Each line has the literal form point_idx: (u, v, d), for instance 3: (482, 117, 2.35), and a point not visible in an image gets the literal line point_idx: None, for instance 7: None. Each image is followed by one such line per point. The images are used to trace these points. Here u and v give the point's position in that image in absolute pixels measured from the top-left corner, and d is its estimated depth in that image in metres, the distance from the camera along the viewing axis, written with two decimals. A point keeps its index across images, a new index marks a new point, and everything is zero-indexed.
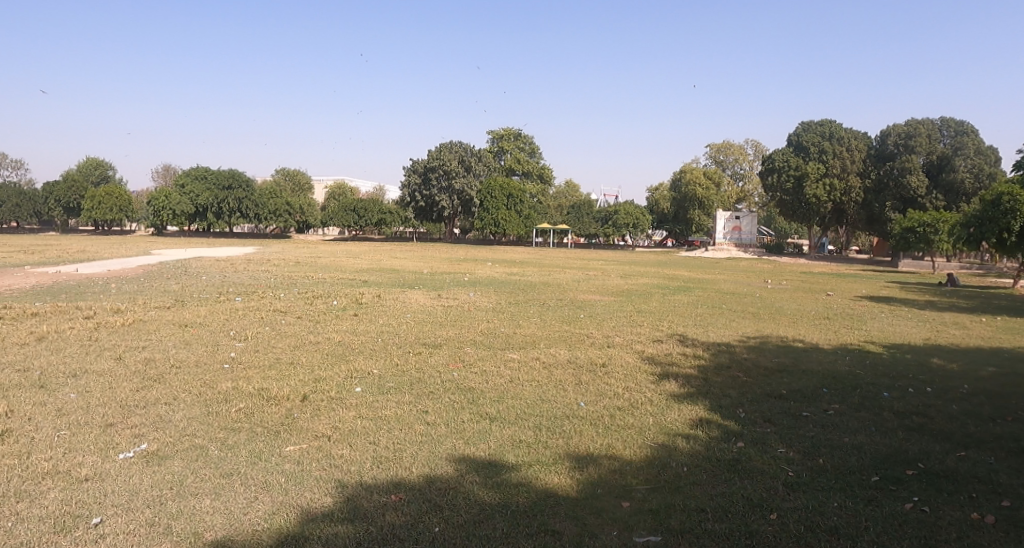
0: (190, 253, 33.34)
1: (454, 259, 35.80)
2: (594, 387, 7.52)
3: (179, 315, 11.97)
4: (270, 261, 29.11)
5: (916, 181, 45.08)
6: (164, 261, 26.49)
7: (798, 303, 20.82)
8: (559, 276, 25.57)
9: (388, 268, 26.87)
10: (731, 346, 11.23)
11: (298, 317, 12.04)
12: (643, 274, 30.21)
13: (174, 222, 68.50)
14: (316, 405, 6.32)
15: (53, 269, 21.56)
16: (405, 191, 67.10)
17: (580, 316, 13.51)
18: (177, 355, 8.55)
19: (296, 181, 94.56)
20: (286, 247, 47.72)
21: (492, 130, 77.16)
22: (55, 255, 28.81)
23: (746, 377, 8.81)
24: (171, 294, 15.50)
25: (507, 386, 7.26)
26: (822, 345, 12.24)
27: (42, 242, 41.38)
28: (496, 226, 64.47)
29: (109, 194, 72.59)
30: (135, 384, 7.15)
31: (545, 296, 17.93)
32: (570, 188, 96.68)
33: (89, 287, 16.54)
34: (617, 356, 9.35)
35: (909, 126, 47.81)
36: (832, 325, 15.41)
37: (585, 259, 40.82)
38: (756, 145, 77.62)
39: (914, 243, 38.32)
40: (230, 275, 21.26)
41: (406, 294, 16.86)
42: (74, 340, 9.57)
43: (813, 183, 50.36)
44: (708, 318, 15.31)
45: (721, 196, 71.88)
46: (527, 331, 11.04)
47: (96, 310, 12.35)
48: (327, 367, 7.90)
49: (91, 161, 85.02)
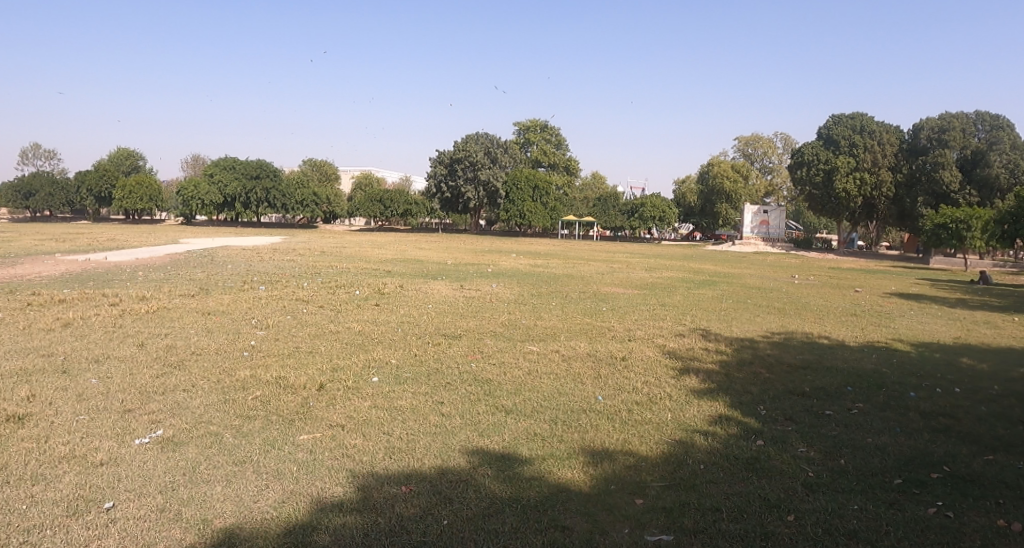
0: (217, 242, 33.78)
1: (477, 250, 35.87)
2: (612, 381, 7.43)
3: (203, 303, 12.10)
4: (294, 251, 29.37)
5: (950, 176, 43.95)
6: (191, 250, 26.84)
7: (826, 299, 20.39)
8: (582, 269, 25.41)
9: (411, 259, 26.93)
10: (755, 342, 11.00)
11: (319, 306, 12.10)
12: (666, 267, 29.90)
13: (203, 211, 70.21)
14: (334, 393, 6.34)
15: (84, 257, 22.00)
16: (430, 183, 67.19)
17: (601, 309, 13.41)
18: (198, 343, 8.64)
19: (322, 172, 95.41)
20: (312, 237, 48.26)
21: (518, 122, 76.90)
22: (86, 243, 29.34)
23: (770, 373, 8.63)
24: (197, 282, 15.71)
25: (524, 378, 7.21)
26: (849, 343, 11.95)
27: (75, 231, 42.13)
28: (523, 218, 65.25)
29: (140, 183, 73.87)
30: (154, 371, 7.21)
31: (567, 288, 17.81)
32: (595, 180, 96.13)
33: (117, 274, 16.86)
34: (638, 350, 9.23)
35: (942, 120, 46.46)
36: (860, 322, 15.05)
37: (609, 252, 40.61)
38: (786, 138, 76.33)
39: (946, 239, 37.36)
40: (254, 264, 21.51)
41: (427, 285, 16.85)
42: (99, 326, 9.73)
43: (843, 177, 49.43)
44: (733, 313, 15.07)
45: (749, 189, 70.88)
46: (547, 323, 10.99)
47: (122, 297, 12.53)
48: (345, 356, 7.91)
49: (122, 151, 86.64)
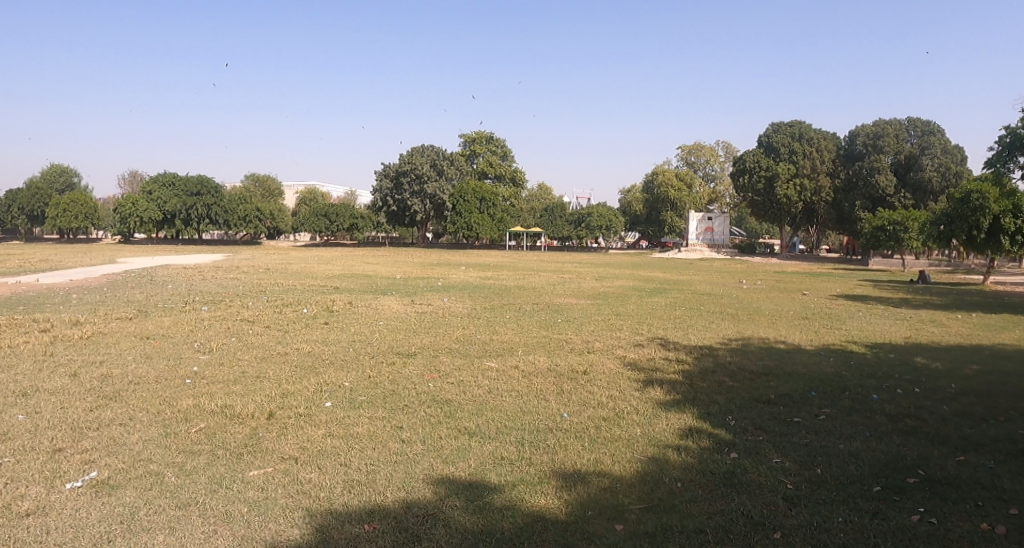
0: (156, 261, 32.38)
1: (427, 264, 35.40)
2: (577, 396, 7.21)
3: (141, 327, 11.38)
4: (238, 269, 28.31)
5: (885, 181, 45.78)
6: (127, 270, 25.57)
7: (775, 303, 20.75)
8: (535, 280, 25.25)
9: (360, 274, 26.28)
10: (714, 350, 10.97)
11: (265, 327, 11.52)
12: (618, 276, 30.06)
13: (142, 229, 67.40)
14: (286, 422, 5.93)
15: (9, 279, 20.60)
16: (377, 196, 66.39)
17: (558, 321, 13.25)
18: (136, 371, 8.02)
19: (265, 187, 93.20)
20: (257, 253, 46.90)
21: (464, 134, 76.67)
22: (12, 265, 27.66)
23: (732, 382, 8.57)
24: (135, 304, 14.87)
25: (486, 397, 6.91)
26: (805, 346, 12.06)
27: (0, 252, 39.82)
28: (469, 230, 64.15)
29: (74, 201, 70.51)
30: (87, 403, 6.62)
31: (522, 300, 17.59)
32: (542, 191, 96.63)
33: (46, 297, 15.82)
34: (599, 363, 9.06)
35: (877, 126, 48.48)
36: (811, 325, 15.29)
37: (561, 262, 40.71)
38: (726, 147, 78.41)
39: (884, 241, 38.73)
40: (196, 284, 20.54)
41: (377, 301, 16.36)
42: (26, 355, 8.97)
43: (784, 183, 50.97)
44: (688, 320, 15.12)
45: (694, 197, 72.40)
46: (505, 338, 10.72)
47: (52, 322, 11.69)
48: (296, 380, 7.46)
49: (55, 167, 82.68)
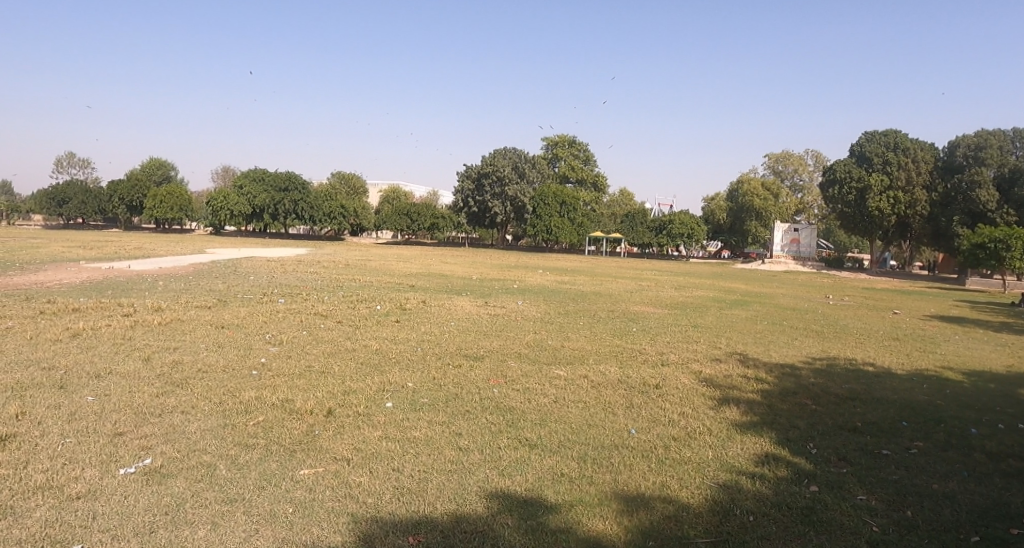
0: (243, 252, 33.90)
1: (503, 265, 35.47)
2: (647, 411, 6.80)
3: (218, 315, 11.77)
4: (319, 263, 29.16)
5: (986, 195, 42.43)
6: (215, 260, 26.80)
7: (864, 321, 19.43)
8: (610, 286, 24.70)
9: (435, 273, 26.54)
10: (797, 369, 10.24)
11: (336, 321, 11.64)
12: (696, 286, 29.06)
13: (232, 222, 70.96)
14: (343, 420, 5.83)
15: (108, 265, 21.94)
16: (458, 197, 67.34)
17: (631, 330, 12.78)
18: (205, 359, 8.20)
19: (351, 185, 96.11)
20: (338, 250, 48.34)
21: (546, 137, 76.68)
22: (113, 251, 29.51)
23: (816, 406, 7.90)
24: (216, 293, 15.47)
25: (550, 407, 6.61)
26: (897, 371, 11.10)
27: (105, 239, 42.71)
28: (549, 234, 64.07)
29: (171, 193, 75.01)
30: (155, 389, 6.78)
31: (595, 306, 17.17)
32: (623, 196, 95.34)
33: (137, 283, 16.69)
34: (673, 376, 8.58)
35: (978, 137, 45.13)
36: (903, 347, 14.16)
37: (639, 269, 39.89)
38: (817, 155, 74.87)
39: (983, 260, 35.80)
40: (277, 276, 21.27)
41: (450, 301, 16.36)
42: (107, 338, 9.38)
43: (876, 196, 48.10)
44: (770, 335, 14.28)
45: (780, 207, 69.53)
46: (575, 344, 10.39)
47: (136, 307, 12.27)
48: (358, 377, 7.40)
49: (155, 161, 88.28)
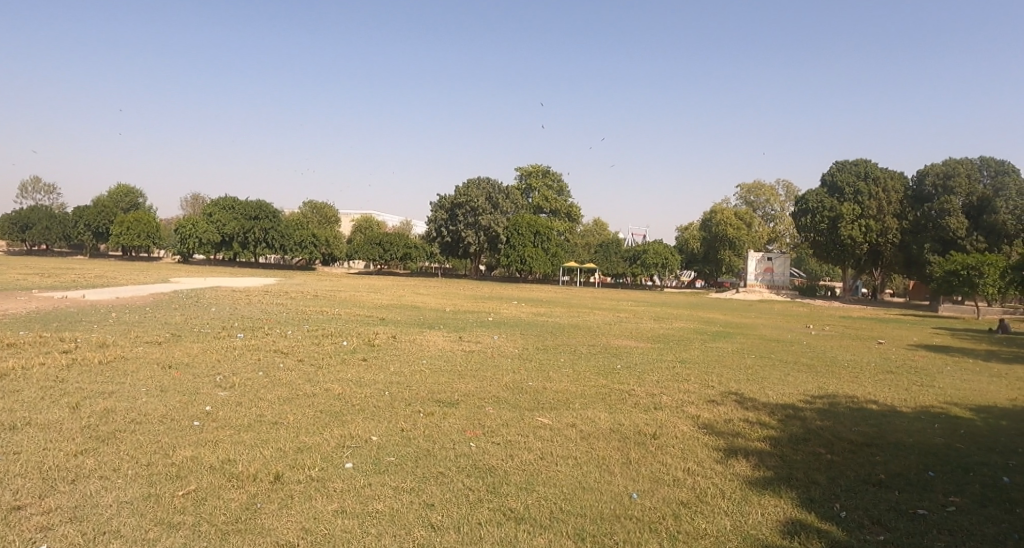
0: (208, 282, 32.59)
1: (479, 296, 34.55)
2: (647, 469, 5.92)
3: (168, 352, 10.68)
4: (287, 294, 27.97)
5: (955, 223, 42.95)
6: (176, 290, 25.47)
7: (852, 353, 18.81)
8: (589, 318, 23.87)
9: (409, 305, 25.49)
10: (800, 410, 9.47)
11: (298, 360, 10.62)
12: (676, 317, 28.38)
13: (200, 250, 69.16)
14: (292, 488, 4.87)
15: (59, 294, 20.54)
16: (432, 226, 66.61)
17: (616, 367, 11.91)
18: (143, 406, 7.14)
19: (323, 214, 94.73)
20: (307, 279, 47.18)
21: (520, 167, 76.62)
22: (69, 280, 28.01)
23: (832, 455, 7.09)
24: (171, 327, 14.32)
25: (537, 466, 5.71)
26: (901, 408, 10.39)
27: (63, 267, 40.94)
28: (523, 264, 63.18)
29: (138, 220, 72.96)
30: (73, 446, 5.72)
31: (577, 341, 16.33)
32: (598, 226, 95.47)
33: (86, 315, 15.47)
34: (670, 423, 7.73)
35: (946, 166, 45.79)
36: (899, 381, 13.50)
37: (616, 299, 39.31)
38: (788, 186, 75.75)
39: (957, 287, 35.74)
40: (241, 308, 20.12)
41: (423, 335, 15.36)
42: (36, 379, 8.27)
43: (848, 224, 48.41)
44: (762, 371, 13.52)
45: (752, 236, 69.91)
46: (559, 386, 9.48)
47: (78, 343, 11.11)
48: (315, 430, 6.43)
49: (122, 188, 86.01)
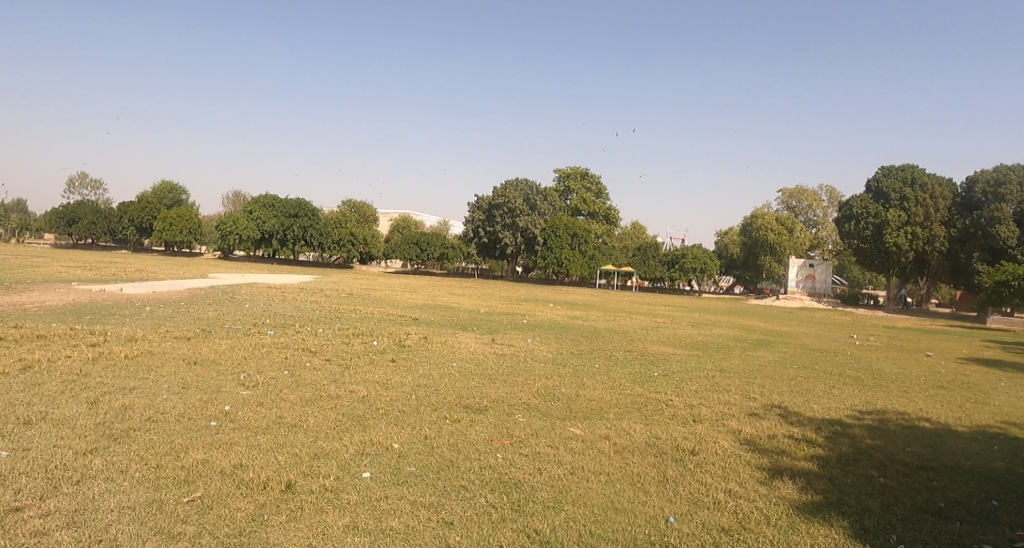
0: (245, 278, 32.89)
1: (513, 298, 34.21)
2: (685, 489, 5.48)
3: (195, 349, 10.58)
4: (321, 292, 28.07)
5: (1006, 232, 41.04)
6: (214, 286, 25.73)
7: (901, 365, 17.90)
8: (625, 322, 23.29)
9: (441, 306, 25.30)
10: (849, 427, 8.85)
11: (325, 360, 10.42)
12: (715, 324, 27.57)
13: (240, 247, 70.44)
14: (303, 498, 4.60)
15: (99, 288, 20.86)
16: (468, 227, 66.57)
17: (653, 375, 11.42)
18: (161, 403, 6.98)
19: (361, 213, 95.66)
20: (343, 277, 47.54)
21: (559, 169, 76.07)
22: (111, 273, 28.59)
23: (886, 479, 6.51)
24: (203, 322, 14.34)
25: (567, 482, 5.33)
26: (957, 428, 9.67)
27: (108, 261, 41.95)
28: (559, 266, 62.62)
29: (180, 216, 74.63)
30: (85, 444, 5.56)
31: (611, 346, 15.86)
32: (636, 230, 94.36)
33: (122, 309, 15.59)
34: (709, 438, 7.26)
35: (997, 173, 43.85)
36: (952, 397, 12.68)
37: (653, 304, 38.52)
38: (832, 191, 73.68)
39: (1008, 298, 34.03)
40: (275, 304, 20.16)
41: (454, 337, 15.08)
42: (60, 373, 8.21)
43: (893, 232, 46.69)
44: (805, 383, 12.84)
45: (795, 242, 68.10)
46: (593, 394, 9.06)
47: (109, 336, 11.11)
48: (334, 435, 6.15)
49: (166, 185, 88.13)
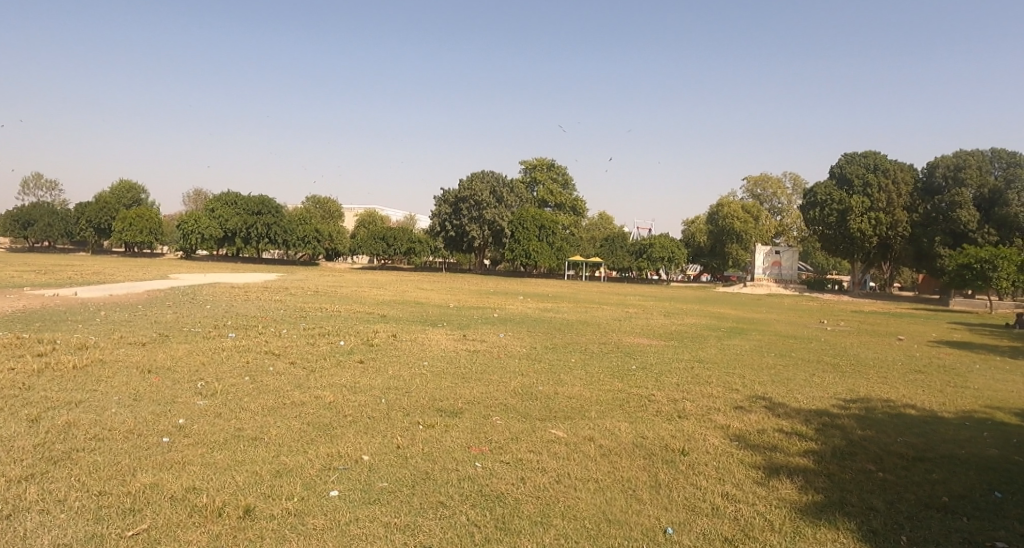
0: (206, 278, 31.79)
1: (484, 292, 33.73)
2: (680, 495, 5.12)
3: (150, 355, 9.91)
4: (286, 290, 27.23)
5: (967, 215, 41.90)
6: (173, 286, 24.73)
7: (874, 350, 17.92)
8: (598, 314, 23.01)
9: (412, 302, 24.71)
10: (836, 418, 8.62)
11: (290, 363, 9.82)
12: (687, 312, 27.49)
13: (203, 246, 68.69)
14: (264, 527, 4.10)
15: (50, 292, 19.78)
16: (436, 221, 65.79)
17: (632, 368, 11.09)
18: (109, 419, 6.37)
19: (327, 209, 93.96)
20: (309, 274, 46.59)
21: (525, 160, 75.63)
22: (65, 276, 27.32)
23: (885, 473, 6.26)
24: (161, 326, 13.59)
25: (555, 492, 4.93)
26: (942, 414, 9.52)
27: (63, 263, 40.33)
28: (527, 258, 62.42)
29: (140, 216, 72.31)
30: (19, 469, 4.95)
31: (587, 339, 15.52)
32: (604, 220, 94.49)
33: (73, 314, 14.72)
34: (698, 435, 6.92)
35: (957, 157, 44.76)
36: (931, 382, 12.61)
37: (624, 294, 38.46)
38: (794, 178, 74.65)
39: (970, 281, 34.68)
40: (237, 305, 19.39)
41: (425, 334, 14.56)
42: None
43: (857, 217, 47.27)
44: (785, 371, 12.65)
45: (761, 230, 68.86)
46: (573, 392, 8.66)
47: (57, 344, 10.37)
48: (298, 449, 5.63)
49: (124, 184, 85.40)
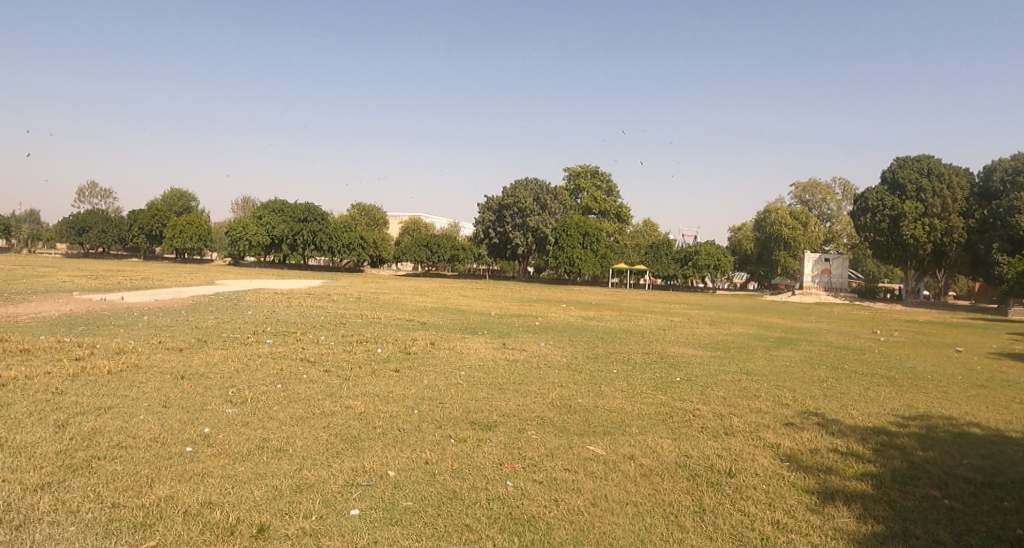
0: (251, 284, 32.35)
1: (524, 300, 33.46)
2: (725, 522, 4.72)
3: (186, 361, 9.92)
4: (328, 296, 27.48)
5: None
6: (218, 292, 25.16)
7: (934, 362, 16.93)
8: (640, 323, 22.48)
9: (451, 309, 24.59)
10: (896, 437, 8.02)
11: (323, 371, 9.70)
12: (732, 322, 26.69)
13: (250, 252, 70.34)
14: None
15: (99, 296, 20.28)
16: (478, 228, 65.70)
17: (675, 380, 10.64)
18: (137, 426, 6.29)
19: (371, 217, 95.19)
20: (352, 282, 47.17)
21: (568, 167, 75.29)
22: (116, 281, 28.16)
23: (953, 501, 5.70)
24: (201, 331, 13.72)
25: (589, 516, 4.59)
26: (1013, 434, 8.78)
27: (117, 269, 41.77)
28: (571, 266, 62.08)
29: (190, 223, 74.48)
30: (38, 478, 4.86)
31: (628, 348, 15.07)
32: (647, 227, 93.28)
33: (117, 318, 14.99)
34: (746, 454, 6.48)
35: (1017, 160, 42.66)
36: (998, 398, 11.75)
37: (667, 302, 37.68)
38: (845, 184, 72.36)
39: None
40: (277, 310, 19.55)
41: (462, 342, 14.35)
42: (34, 391, 7.56)
43: (911, 223, 45.27)
44: (839, 385, 11.98)
45: (810, 237, 66.88)
46: (613, 404, 8.29)
47: (96, 349, 10.48)
48: (322, 462, 5.42)
49: (175, 192, 88.15)
